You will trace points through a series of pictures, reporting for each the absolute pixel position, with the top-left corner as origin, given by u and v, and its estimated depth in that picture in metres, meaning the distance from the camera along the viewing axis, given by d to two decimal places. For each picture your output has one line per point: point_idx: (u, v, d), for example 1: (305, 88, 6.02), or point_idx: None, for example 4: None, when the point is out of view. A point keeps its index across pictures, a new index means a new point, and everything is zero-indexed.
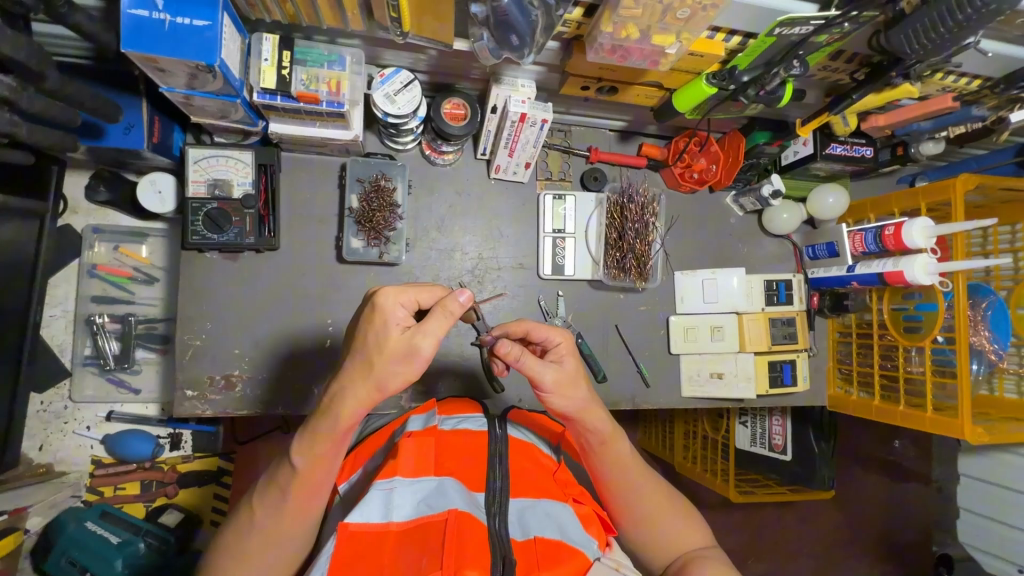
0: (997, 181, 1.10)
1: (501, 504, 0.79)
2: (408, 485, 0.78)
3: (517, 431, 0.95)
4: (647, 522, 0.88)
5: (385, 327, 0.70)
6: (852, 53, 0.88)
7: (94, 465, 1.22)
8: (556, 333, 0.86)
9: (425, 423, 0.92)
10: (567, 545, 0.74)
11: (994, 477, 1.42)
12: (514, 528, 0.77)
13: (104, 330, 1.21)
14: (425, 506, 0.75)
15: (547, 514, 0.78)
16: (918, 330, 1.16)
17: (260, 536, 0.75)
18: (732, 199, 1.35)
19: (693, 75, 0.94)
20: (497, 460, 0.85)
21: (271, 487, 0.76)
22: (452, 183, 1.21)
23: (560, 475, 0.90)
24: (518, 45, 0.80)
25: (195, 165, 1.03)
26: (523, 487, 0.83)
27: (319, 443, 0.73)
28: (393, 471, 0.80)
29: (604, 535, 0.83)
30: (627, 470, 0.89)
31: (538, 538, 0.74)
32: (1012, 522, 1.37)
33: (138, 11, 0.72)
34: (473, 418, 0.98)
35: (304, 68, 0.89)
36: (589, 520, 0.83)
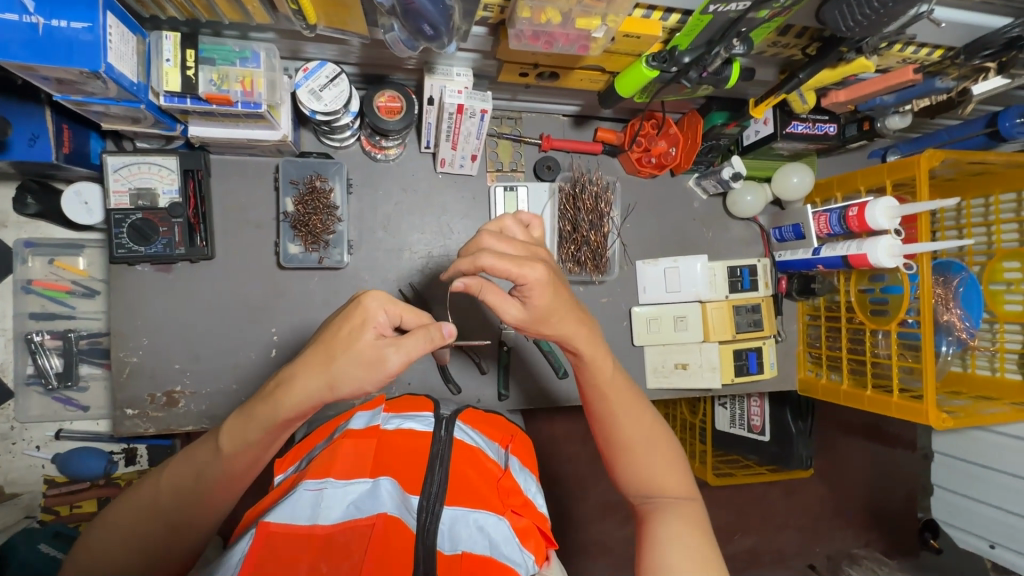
0: (965, 155, 1.05)
1: (433, 508, 0.81)
2: (339, 488, 0.81)
3: (464, 431, 0.96)
4: (631, 452, 0.83)
5: (360, 333, 0.65)
6: (801, 27, 0.82)
7: (47, 485, 1.20)
8: (531, 265, 0.68)
9: (368, 422, 0.95)
10: (494, 560, 0.76)
11: (967, 453, 1.40)
12: (444, 540, 0.79)
13: (44, 348, 1.16)
14: (354, 509, 0.80)
15: (479, 525, 0.80)
16: (884, 312, 1.12)
17: (166, 512, 0.73)
18: (695, 182, 1.29)
19: (634, 56, 0.87)
20: (437, 465, 0.86)
21: (192, 467, 0.74)
22: (397, 180, 1.15)
23: (504, 482, 0.90)
24: (433, 36, 0.74)
25: (114, 174, 0.98)
26: (460, 492, 0.84)
27: (246, 435, 0.71)
28: (325, 472, 0.83)
29: (542, 550, 0.84)
30: (622, 397, 0.83)
31: (465, 552, 0.76)
32: (984, 499, 1.36)
33: (7, 15, 0.66)
34: (421, 415, 0.99)
35: (212, 67, 0.83)
36: (527, 534, 0.83)
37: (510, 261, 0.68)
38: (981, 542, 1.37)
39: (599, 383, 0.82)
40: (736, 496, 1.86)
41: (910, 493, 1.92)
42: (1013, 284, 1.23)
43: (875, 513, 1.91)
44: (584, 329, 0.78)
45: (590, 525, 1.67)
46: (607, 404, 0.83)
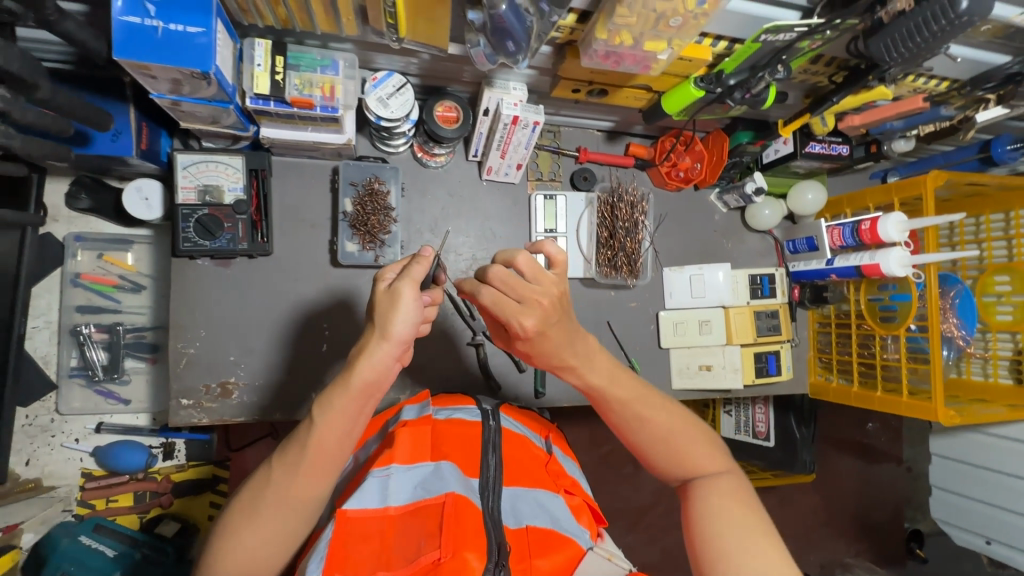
0: (964, 176, 1.16)
1: (496, 489, 0.80)
2: (403, 473, 0.80)
3: (510, 423, 0.97)
4: (659, 446, 0.83)
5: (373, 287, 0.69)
6: (830, 57, 0.92)
7: (84, 479, 1.20)
8: (520, 315, 0.71)
9: (420, 413, 0.92)
10: (559, 533, 0.76)
11: (965, 455, 1.51)
12: (507, 516, 0.78)
13: (90, 340, 1.18)
14: (422, 490, 0.77)
15: (539, 504, 0.81)
16: (893, 319, 1.22)
17: (273, 502, 0.70)
18: (716, 196, 1.39)
19: (680, 77, 0.96)
20: (491, 450, 0.86)
21: (289, 456, 0.70)
22: (443, 186, 1.21)
23: (552, 465, 0.92)
24: (513, 51, 0.81)
25: (183, 170, 1.01)
26: (516, 473, 0.85)
27: (335, 401, 0.68)
28: (389, 459, 0.81)
29: (595, 526, 0.87)
30: (638, 398, 0.82)
31: (530, 527, 0.76)
32: (984, 497, 1.47)
33: (130, 18, 0.71)
34: (467, 408, 0.98)
35: (298, 73, 0.88)
36: (581, 512, 0.86)
37: (505, 302, 0.72)
38: (977, 538, 1.49)
39: (613, 390, 0.82)
40: None
41: (897, 504, 1.96)
42: (1004, 296, 1.32)
43: (863, 525, 1.93)
44: (586, 345, 0.78)
45: None
46: (625, 408, 0.82)
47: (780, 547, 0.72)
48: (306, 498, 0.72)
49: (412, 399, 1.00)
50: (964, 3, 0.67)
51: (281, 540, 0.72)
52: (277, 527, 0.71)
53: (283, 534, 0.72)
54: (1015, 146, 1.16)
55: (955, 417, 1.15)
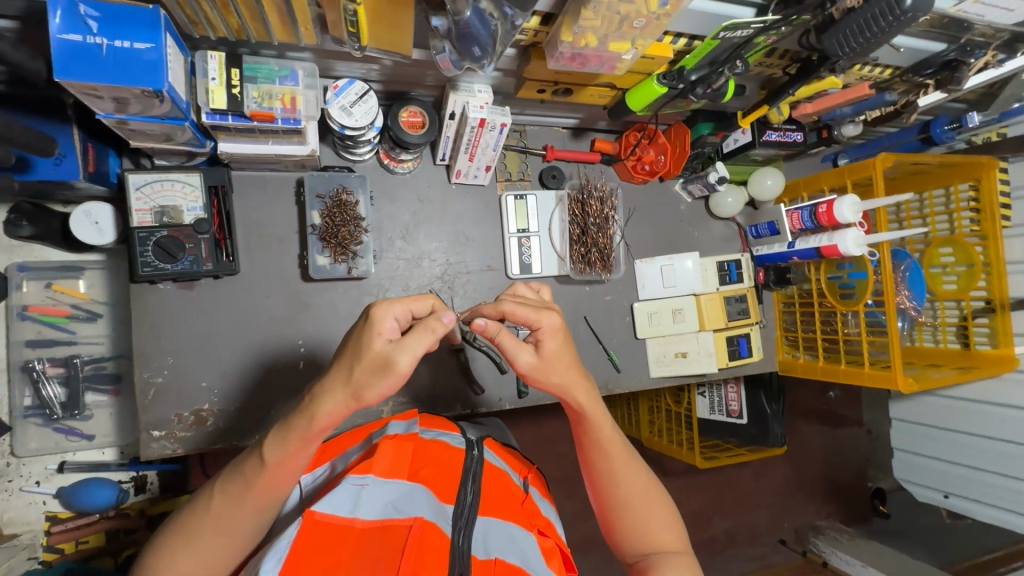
0: (910, 158, 1.24)
1: (468, 518, 0.75)
2: (380, 485, 0.75)
3: (492, 456, 0.91)
4: (629, 510, 0.85)
5: (374, 338, 0.63)
6: (784, 50, 0.95)
7: (49, 522, 1.13)
8: (542, 315, 0.76)
9: (405, 430, 0.89)
10: (525, 573, 0.70)
11: (923, 417, 1.63)
12: (476, 545, 0.73)
13: (45, 376, 1.11)
14: (393, 509, 0.73)
15: (511, 537, 0.75)
16: (852, 295, 1.29)
17: (211, 529, 0.71)
18: (681, 187, 1.42)
19: (644, 74, 0.97)
20: (469, 480, 0.81)
21: (234, 482, 0.71)
22: (412, 192, 1.20)
23: (529, 504, 0.85)
24: (479, 56, 0.80)
25: (136, 192, 0.96)
26: (493, 504, 0.79)
27: (286, 442, 0.68)
28: (367, 468, 0.77)
29: (566, 574, 0.80)
30: (621, 460, 0.86)
31: (498, 559, 0.70)
32: (942, 455, 1.58)
33: (71, 36, 0.66)
34: (453, 433, 0.94)
35: (255, 86, 0.86)
36: (552, 554, 0.79)
37: (529, 308, 0.76)
38: (935, 493, 1.63)
39: (602, 449, 0.85)
40: (711, 482, 1.95)
41: (860, 466, 2.07)
42: (948, 267, 1.42)
43: (832, 488, 2.04)
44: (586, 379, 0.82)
45: (586, 519, 1.73)
46: (607, 465, 0.86)
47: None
48: (244, 525, 0.73)
49: (399, 416, 0.97)
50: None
51: (211, 562, 0.72)
52: (209, 553, 0.72)
53: (216, 558, 0.73)
54: (953, 126, 1.25)
55: (913, 384, 1.22)
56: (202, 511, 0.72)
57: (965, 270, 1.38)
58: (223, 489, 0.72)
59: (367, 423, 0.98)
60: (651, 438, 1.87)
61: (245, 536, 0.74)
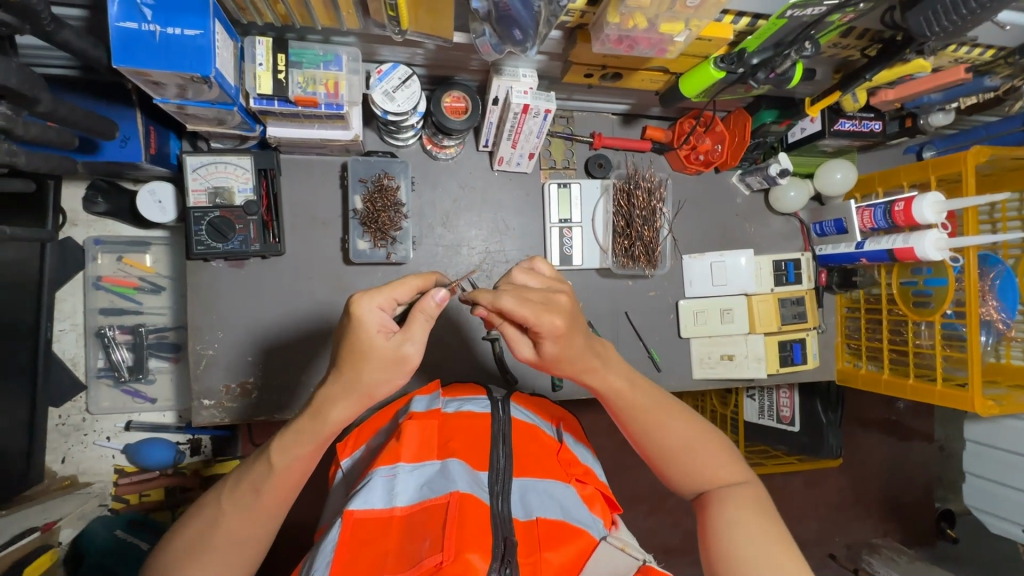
0: (1008, 152, 1.07)
1: (505, 480, 0.73)
2: (411, 472, 0.73)
3: (520, 413, 0.89)
4: (676, 458, 0.82)
5: (370, 337, 0.66)
6: (863, 29, 0.85)
7: (118, 474, 1.24)
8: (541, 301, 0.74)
9: (428, 406, 0.87)
10: (570, 524, 0.69)
11: (1001, 440, 1.46)
12: (516, 508, 0.71)
13: (115, 342, 1.21)
14: (428, 490, 0.69)
15: (549, 494, 0.73)
16: (928, 304, 1.15)
17: (225, 538, 0.71)
18: (738, 178, 1.33)
19: (700, 57, 0.90)
20: (501, 442, 0.79)
21: (240, 493, 0.71)
22: (454, 178, 1.19)
23: (564, 453, 0.84)
24: (521, 39, 0.77)
25: (192, 173, 1.01)
26: (527, 466, 0.77)
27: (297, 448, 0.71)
28: (395, 457, 0.74)
29: (609, 513, 0.79)
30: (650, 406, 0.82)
31: (540, 518, 0.68)
32: (1022, 487, 1.42)
33: (126, 23, 0.69)
34: (478, 399, 0.91)
35: (300, 70, 0.86)
36: (593, 500, 0.78)
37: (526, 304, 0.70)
38: (1014, 527, 1.45)
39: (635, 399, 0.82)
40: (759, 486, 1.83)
41: (923, 486, 1.90)
42: None
43: (894, 506, 1.88)
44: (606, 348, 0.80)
45: (619, 514, 1.69)
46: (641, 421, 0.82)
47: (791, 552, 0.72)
48: (257, 534, 0.73)
49: (422, 391, 0.95)
50: None
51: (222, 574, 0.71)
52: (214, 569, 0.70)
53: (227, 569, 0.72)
54: None
55: (993, 407, 1.09)
56: (206, 525, 0.71)
57: None
58: (227, 500, 0.72)
59: (391, 402, 0.96)
60: None
61: (258, 547, 0.74)
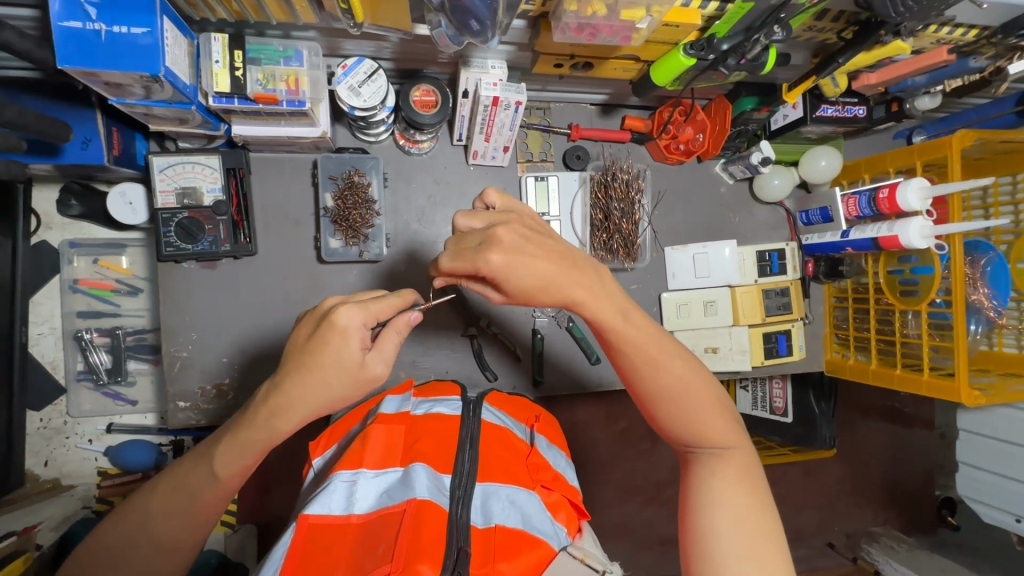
0: (995, 136, 1.04)
1: (467, 484, 0.72)
2: (372, 478, 0.72)
3: (491, 414, 0.87)
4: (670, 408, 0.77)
5: (345, 348, 0.66)
6: (838, 11, 0.82)
7: (100, 477, 1.24)
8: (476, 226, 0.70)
9: (397, 408, 0.85)
10: (528, 534, 0.68)
11: (993, 429, 1.44)
12: (476, 514, 0.70)
13: (92, 345, 1.21)
14: (387, 497, 0.69)
15: (511, 501, 0.72)
16: (915, 293, 1.12)
17: (151, 536, 0.72)
18: (721, 167, 1.30)
19: (670, 45, 0.88)
20: (467, 446, 0.78)
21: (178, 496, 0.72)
22: (429, 173, 1.17)
23: (534, 458, 0.82)
24: (479, 30, 0.75)
25: (160, 174, 1.00)
26: (493, 470, 0.76)
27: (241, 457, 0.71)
28: (358, 461, 0.73)
29: (575, 522, 0.77)
30: (657, 352, 0.75)
31: (497, 526, 0.67)
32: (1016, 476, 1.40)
33: (70, 23, 0.68)
34: (449, 400, 0.89)
35: (259, 67, 0.85)
36: (558, 508, 0.77)
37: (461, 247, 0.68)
38: (1007, 516, 1.43)
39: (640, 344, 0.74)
40: None
41: (919, 474, 1.88)
42: None
43: (889, 495, 1.86)
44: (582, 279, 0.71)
45: (610, 508, 1.68)
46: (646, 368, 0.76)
47: (777, 537, 0.71)
48: (186, 538, 0.74)
49: (395, 391, 0.93)
50: None
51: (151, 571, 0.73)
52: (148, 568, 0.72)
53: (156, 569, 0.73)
54: None
55: (981, 397, 1.07)
56: (135, 522, 0.72)
57: None
58: (159, 500, 0.72)
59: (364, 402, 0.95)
60: None
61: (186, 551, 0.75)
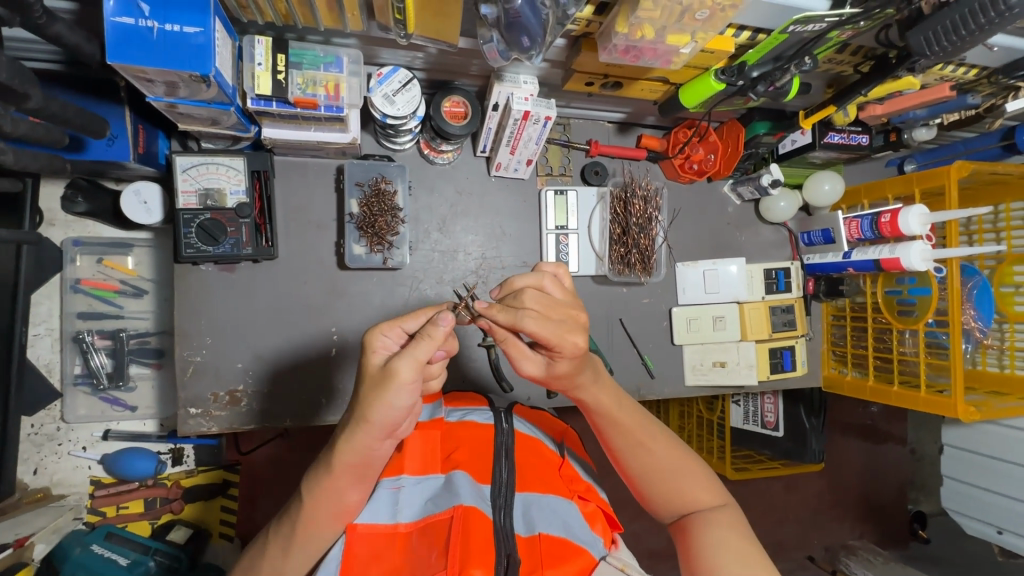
0: (988, 168, 1.11)
1: (507, 496, 0.71)
2: (414, 486, 0.72)
3: (522, 424, 0.87)
4: (657, 469, 0.82)
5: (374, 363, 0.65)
6: (858, 46, 0.88)
7: (94, 486, 1.21)
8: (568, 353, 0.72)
9: (431, 413, 0.84)
10: (572, 542, 0.67)
11: (997, 450, 1.51)
12: (518, 524, 0.70)
13: (93, 347, 1.17)
14: (432, 505, 0.68)
15: (552, 508, 0.72)
16: (912, 313, 1.18)
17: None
18: (730, 188, 1.35)
19: (700, 69, 0.92)
20: (503, 456, 0.77)
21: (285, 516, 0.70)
22: (451, 183, 1.18)
23: (566, 469, 0.82)
24: (528, 46, 0.77)
25: (183, 174, 0.97)
26: (530, 478, 0.76)
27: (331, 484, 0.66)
28: (399, 469, 0.74)
29: (609, 533, 0.77)
30: (635, 419, 0.83)
31: (543, 534, 0.67)
32: (1013, 494, 1.47)
33: (123, 19, 0.67)
34: (480, 409, 0.89)
35: (299, 72, 0.85)
36: (595, 518, 0.76)
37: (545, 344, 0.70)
38: (989, 527, 1.56)
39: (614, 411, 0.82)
40: (742, 491, 1.85)
41: (899, 487, 1.95)
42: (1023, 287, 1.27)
43: (870, 507, 1.93)
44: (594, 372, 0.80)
45: None
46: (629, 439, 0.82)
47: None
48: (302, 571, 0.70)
49: None
50: None
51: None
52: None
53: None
54: None
55: (975, 413, 1.12)
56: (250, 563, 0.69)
57: None
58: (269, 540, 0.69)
59: None
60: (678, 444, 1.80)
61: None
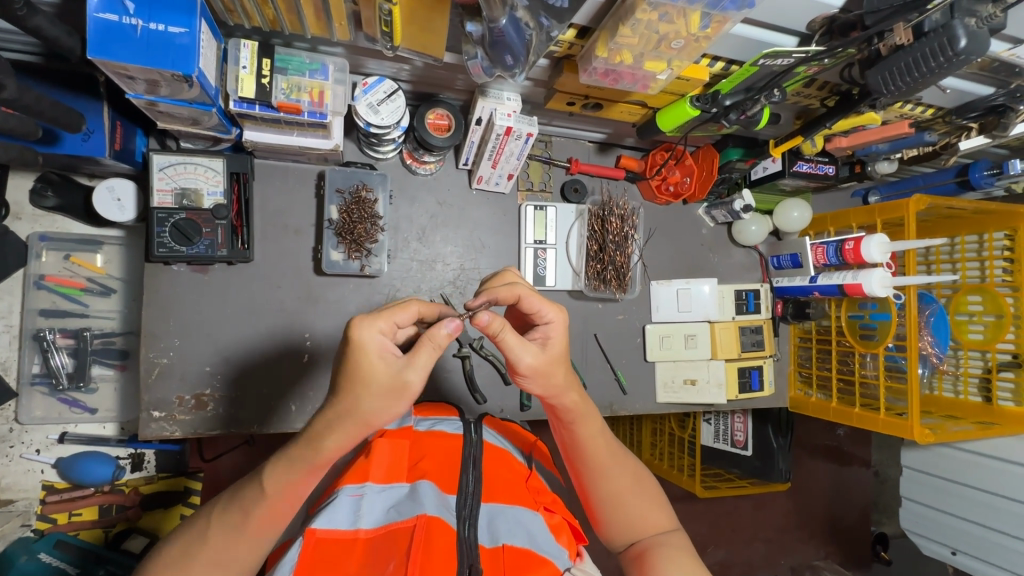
0: (944, 203, 1.18)
1: (473, 506, 0.71)
2: (378, 493, 0.71)
3: (492, 436, 0.88)
4: (616, 494, 0.81)
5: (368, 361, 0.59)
6: (824, 81, 0.93)
7: (45, 491, 1.17)
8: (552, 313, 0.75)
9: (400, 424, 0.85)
10: (535, 553, 0.67)
11: (955, 474, 1.56)
12: (483, 534, 0.70)
13: (54, 346, 1.14)
14: (395, 512, 0.69)
15: (517, 521, 0.71)
16: (873, 337, 1.22)
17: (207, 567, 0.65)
18: (704, 211, 1.39)
19: (677, 95, 0.95)
20: (471, 465, 0.76)
21: (234, 517, 0.66)
22: (432, 194, 1.19)
23: (533, 480, 0.82)
24: (511, 65, 0.79)
25: (159, 172, 0.96)
26: (496, 489, 0.76)
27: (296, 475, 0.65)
28: (363, 476, 0.73)
29: (574, 544, 0.77)
30: (602, 443, 0.82)
31: (506, 544, 0.67)
32: (970, 517, 1.53)
33: (107, 15, 0.67)
34: (451, 419, 0.90)
35: (285, 77, 0.85)
36: (560, 530, 0.77)
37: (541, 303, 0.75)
38: (943, 548, 1.62)
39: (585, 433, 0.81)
40: (709, 510, 1.87)
41: (863, 508, 1.99)
42: (976, 316, 1.32)
43: (834, 529, 1.96)
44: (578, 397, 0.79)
45: None
46: (596, 461, 0.82)
47: None
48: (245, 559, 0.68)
49: None
50: (962, 41, 0.68)
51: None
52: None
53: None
54: (992, 172, 1.15)
55: (930, 435, 1.15)
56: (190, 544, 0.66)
57: (993, 320, 1.28)
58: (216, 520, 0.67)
59: None
60: (648, 461, 1.81)
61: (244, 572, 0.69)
